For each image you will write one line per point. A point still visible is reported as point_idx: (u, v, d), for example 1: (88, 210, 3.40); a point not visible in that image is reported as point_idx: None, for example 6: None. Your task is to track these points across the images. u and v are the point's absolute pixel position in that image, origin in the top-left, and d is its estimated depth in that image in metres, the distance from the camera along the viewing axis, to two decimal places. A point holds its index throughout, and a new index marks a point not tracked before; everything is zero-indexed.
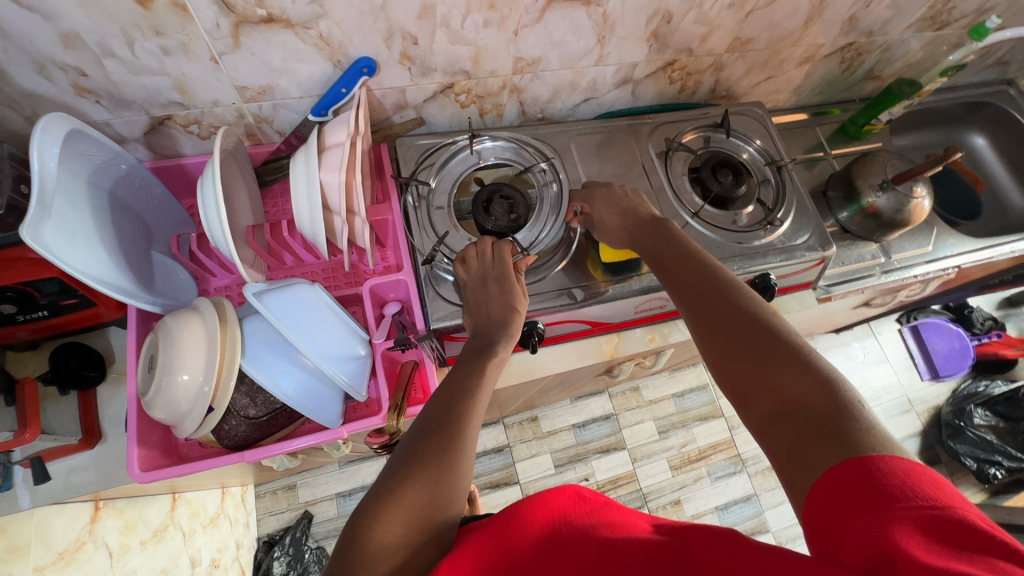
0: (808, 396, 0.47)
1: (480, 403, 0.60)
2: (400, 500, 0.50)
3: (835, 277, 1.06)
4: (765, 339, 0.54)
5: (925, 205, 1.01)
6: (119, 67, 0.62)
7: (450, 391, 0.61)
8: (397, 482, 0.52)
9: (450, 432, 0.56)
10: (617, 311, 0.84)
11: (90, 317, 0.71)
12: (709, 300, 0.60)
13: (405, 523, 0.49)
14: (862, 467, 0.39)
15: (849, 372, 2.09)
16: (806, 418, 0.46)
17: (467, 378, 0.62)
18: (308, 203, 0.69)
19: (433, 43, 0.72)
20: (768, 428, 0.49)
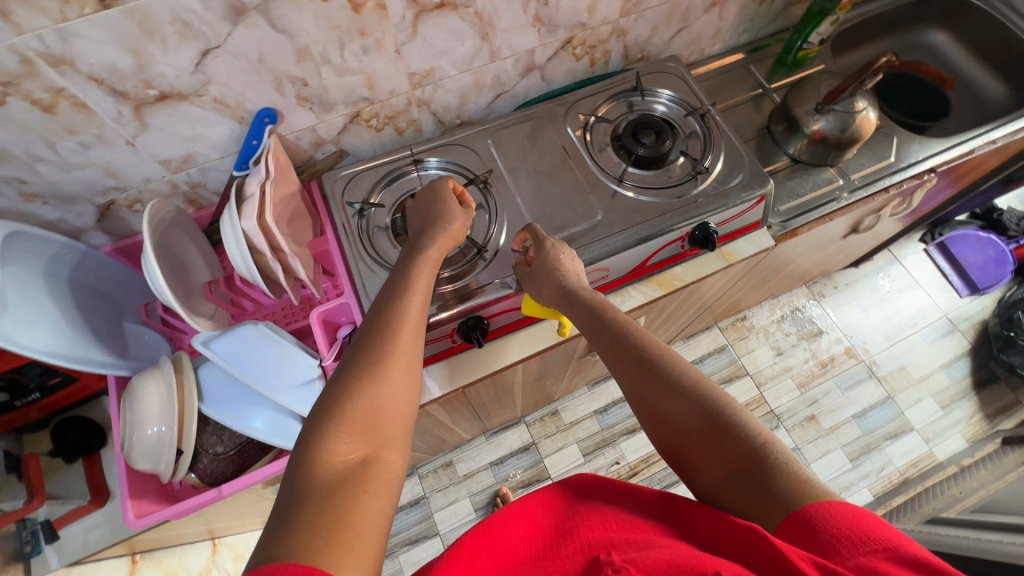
0: (734, 446, 0.54)
1: (409, 320, 0.60)
2: (345, 420, 0.50)
3: (791, 210, 1.01)
4: (686, 400, 0.59)
5: (870, 116, 0.98)
6: (51, 167, 0.71)
7: (374, 315, 0.60)
8: (339, 399, 0.51)
9: (379, 348, 0.56)
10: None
11: (81, 390, 0.79)
12: (628, 371, 0.65)
13: (354, 440, 0.48)
14: (800, 520, 0.46)
15: (876, 304, 1.98)
16: (735, 454, 0.53)
17: (393, 301, 0.62)
18: (238, 252, 0.75)
19: (323, 80, 0.78)
20: (710, 466, 0.55)
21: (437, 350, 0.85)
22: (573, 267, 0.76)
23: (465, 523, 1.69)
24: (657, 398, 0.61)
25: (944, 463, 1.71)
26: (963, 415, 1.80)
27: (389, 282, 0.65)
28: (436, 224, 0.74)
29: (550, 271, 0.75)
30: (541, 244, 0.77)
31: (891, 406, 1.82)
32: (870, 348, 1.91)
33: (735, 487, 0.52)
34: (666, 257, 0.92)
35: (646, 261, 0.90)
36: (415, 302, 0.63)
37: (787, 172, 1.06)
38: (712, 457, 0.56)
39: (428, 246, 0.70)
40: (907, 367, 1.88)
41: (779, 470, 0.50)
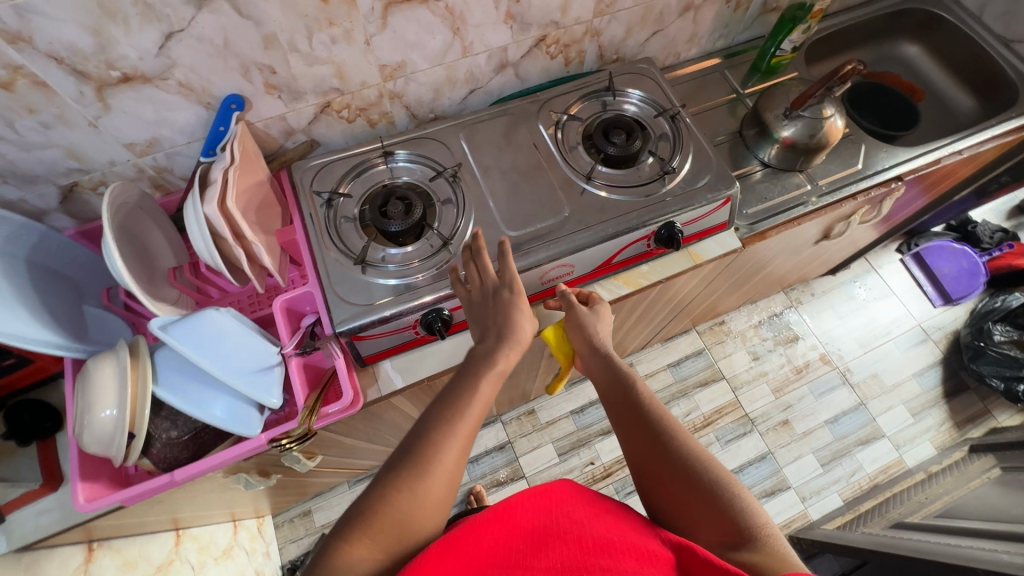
0: (728, 521, 0.56)
1: (463, 431, 0.62)
2: (371, 526, 0.54)
3: (759, 213, 1.03)
4: (688, 472, 0.61)
5: (838, 124, 1.00)
6: (10, 146, 0.70)
7: (431, 422, 0.62)
8: (370, 512, 0.55)
9: (428, 451, 0.59)
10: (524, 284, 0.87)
11: (36, 372, 0.79)
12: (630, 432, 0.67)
13: (376, 548, 0.53)
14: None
15: (852, 312, 2.00)
16: (728, 531, 0.56)
17: (453, 408, 0.63)
18: (199, 238, 0.75)
19: (291, 68, 0.78)
20: (702, 534, 0.58)
21: (398, 342, 0.85)
22: (523, 314, 0.73)
23: None
24: (657, 464, 0.64)
25: (913, 469, 1.74)
26: (933, 423, 1.82)
27: (455, 382, 0.67)
28: (504, 328, 0.72)
29: (505, 314, 0.72)
30: (505, 286, 0.74)
31: (863, 412, 1.84)
32: (844, 354, 1.94)
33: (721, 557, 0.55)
34: (632, 255, 0.93)
35: (612, 258, 0.91)
36: (475, 410, 0.65)
37: (757, 175, 1.07)
38: (704, 523, 0.58)
39: (501, 356, 0.70)
40: (880, 374, 1.90)
41: (757, 551, 0.53)
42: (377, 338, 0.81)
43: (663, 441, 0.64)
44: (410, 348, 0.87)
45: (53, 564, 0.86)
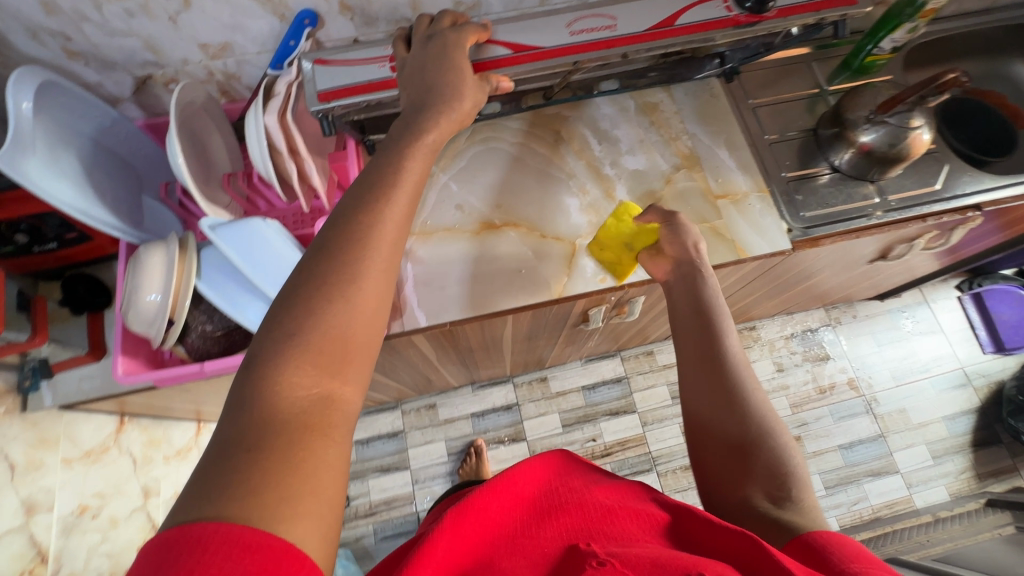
0: (777, 479, 0.60)
1: (385, 238, 0.54)
2: (309, 346, 0.48)
3: (818, 218, 0.97)
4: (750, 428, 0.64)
5: (925, 138, 0.94)
6: (95, 30, 0.73)
7: (347, 226, 0.53)
8: (303, 324, 0.48)
9: (360, 240, 0.53)
10: (551, 35, 0.74)
11: (93, 250, 0.84)
12: (699, 373, 0.71)
13: (317, 373, 0.47)
14: (813, 549, 0.50)
15: (893, 342, 1.92)
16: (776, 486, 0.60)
17: (371, 210, 0.55)
18: (256, 148, 0.77)
19: None
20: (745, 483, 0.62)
21: (367, 78, 0.73)
22: (463, 78, 0.65)
23: (435, 464, 1.76)
24: (725, 408, 0.67)
25: (920, 510, 1.69)
26: (953, 469, 1.76)
27: (372, 175, 0.57)
28: (437, 95, 0.63)
29: (438, 71, 0.65)
30: (447, 47, 0.66)
31: (880, 444, 1.79)
32: (874, 383, 1.87)
33: (762, 511, 0.59)
34: (707, 20, 0.75)
35: (675, 20, 0.75)
36: (404, 185, 0.57)
37: (823, 179, 1.02)
38: (752, 478, 0.62)
39: (430, 126, 0.61)
40: (907, 410, 1.83)
41: (797, 510, 0.57)
42: (343, 67, 0.74)
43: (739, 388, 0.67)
44: (376, 92, 0.72)
45: (88, 427, 0.94)
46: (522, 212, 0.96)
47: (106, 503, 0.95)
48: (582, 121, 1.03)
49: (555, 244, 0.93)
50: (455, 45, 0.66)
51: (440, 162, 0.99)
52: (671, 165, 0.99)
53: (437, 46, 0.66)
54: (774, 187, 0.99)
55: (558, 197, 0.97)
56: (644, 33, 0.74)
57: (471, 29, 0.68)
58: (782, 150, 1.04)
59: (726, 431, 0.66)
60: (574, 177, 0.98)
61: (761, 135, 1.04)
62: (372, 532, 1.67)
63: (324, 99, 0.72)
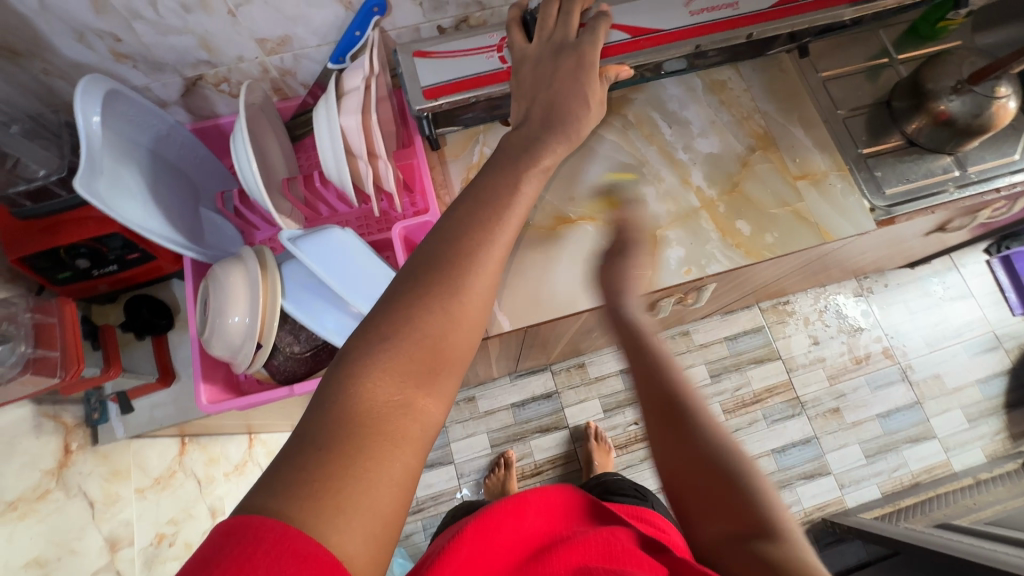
0: (748, 517, 0.52)
1: (495, 250, 0.50)
2: (400, 352, 0.44)
3: (897, 196, 0.94)
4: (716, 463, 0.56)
5: (1009, 108, 0.91)
6: (147, 28, 0.66)
7: (455, 232, 0.49)
8: (400, 326, 0.44)
9: (471, 248, 0.48)
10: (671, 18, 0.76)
11: (153, 270, 0.78)
12: (637, 393, 0.62)
13: (403, 381, 0.43)
14: None
15: (925, 310, 1.92)
16: (750, 542, 0.50)
17: (489, 221, 0.50)
18: (331, 152, 0.71)
19: None
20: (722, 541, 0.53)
21: (475, 72, 0.73)
22: (591, 89, 0.62)
23: (479, 456, 1.74)
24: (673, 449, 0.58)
25: (959, 473, 1.72)
26: (989, 431, 1.79)
27: (488, 182, 0.53)
28: (565, 111, 0.60)
29: (570, 80, 0.62)
30: (579, 51, 0.63)
31: (917, 411, 1.81)
32: (908, 351, 1.88)
33: (731, 554, 0.51)
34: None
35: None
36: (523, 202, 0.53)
37: (898, 154, 0.98)
38: (716, 520, 0.54)
39: (548, 144, 0.58)
40: (941, 375, 1.85)
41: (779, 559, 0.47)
42: (448, 58, 0.75)
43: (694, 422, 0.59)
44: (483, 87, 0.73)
45: (154, 452, 0.90)
46: (597, 204, 0.91)
47: (179, 529, 0.92)
48: (649, 103, 0.97)
49: (635, 237, 0.89)
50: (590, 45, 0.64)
51: None
52: (746, 146, 0.95)
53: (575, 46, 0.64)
54: (851, 164, 0.96)
55: (631, 187, 0.92)
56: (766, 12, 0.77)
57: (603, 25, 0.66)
58: (856, 125, 1.00)
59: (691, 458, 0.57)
60: (647, 164, 0.93)
61: (834, 110, 1.00)
62: (421, 528, 1.67)
63: (430, 96, 0.73)
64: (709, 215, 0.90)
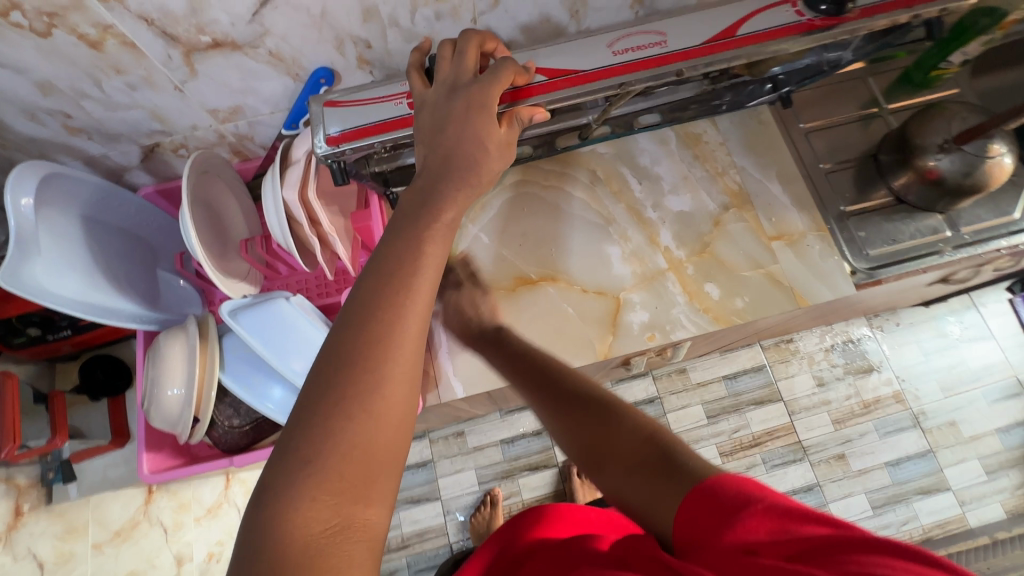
0: (643, 443, 0.53)
1: (408, 337, 0.44)
2: (325, 470, 0.39)
3: (881, 258, 0.89)
4: (600, 411, 0.59)
5: (1006, 163, 0.84)
6: (96, 105, 0.67)
7: (357, 329, 0.44)
8: (319, 443, 0.40)
9: (376, 336, 0.43)
10: (590, 56, 0.66)
11: (110, 332, 0.80)
12: (513, 370, 0.68)
13: (336, 500, 0.39)
14: (704, 495, 0.45)
15: (940, 351, 1.81)
16: (651, 461, 0.51)
17: (389, 300, 0.45)
18: (275, 221, 0.71)
19: (387, 43, 0.70)
20: (631, 478, 0.52)
21: (380, 118, 0.65)
22: (489, 133, 0.57)
23: (467, 493, 1.72)
24: (564, 414, 0.60)
25: (976, 531, 1.63)
26: (1009, 484, 1.68)
27: (382, 256, 0.48)
28: (458, 158, 0.55)
29: (463, 130, 0.56)
30: (474, 96, 0.56)
31: (930, 461, 1.70)
32: (921, 396, 1.77)
33: (640, 484, 0.51)
34: (774, 27, 0.66)
35: (736, 30, 0.66)
36: (426, 273, 0.48)
37: (884, 211, 0.93)
38: (613, 456, 0.55)
39: (446, 204, 0.52)
40: (958, 422, 1.74)
41: (679, 457, 0.50)
42: (356, 107, 0.66)
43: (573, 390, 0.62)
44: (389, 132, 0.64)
45: None
46: (560, 264, 0.89)
47: None
48: (620, 158, 0.95)
49: (597, 300, 0.86)
50: (488, 89, 0.57)
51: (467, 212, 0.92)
52: (719, 204, 0.91)
53: (473, 93, 0.57)
54: (832, 223, 0.91)
55: (596, 246, 0.89)
56: (698, 48, 0.65)
57: (508, 69, 0.59)
58: (840, 180, 0.96)
59: (575, 418, 0.59)
60: (614, 223, 0.90)
61: (816, 164, 0.95)
62: (406, 566, 1.65)
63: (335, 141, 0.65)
64: (677, 277, 0.87)
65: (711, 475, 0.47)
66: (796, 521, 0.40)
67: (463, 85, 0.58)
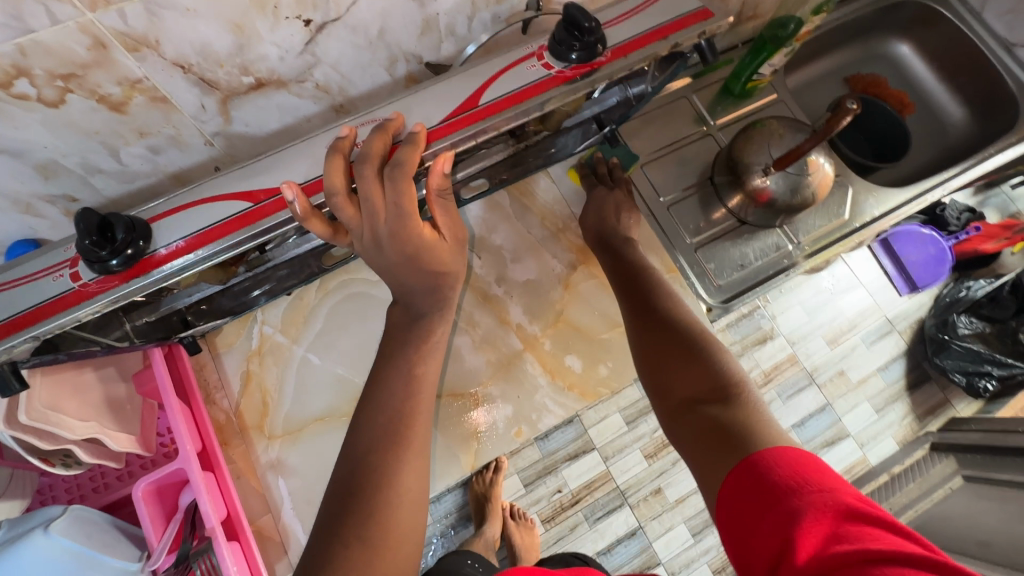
0: (714, 384, 0.54)
1: (412, 454, 0.53)
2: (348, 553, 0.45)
3: (732, 287, 0.88)
4: (687, 348, 0.60)
5: (825, 171, 0.84)
6: None
7: (365, 453, 0.52)
8: (341, 526, 0.47)
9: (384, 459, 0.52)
10: (311, 162, 0.51)
11: None
12: (626, 301, 0.72)
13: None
14: (751, 468, 0.42)
15: (820, 307, 1.54)
16: (712, 406, 0.51)
17: (391, 435, 0.54)
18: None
19: (100, 189, 0.55)
20: (683, 414, 0.54)
21: (43, 299, 0.47)
22: (432, 250, 0.57)
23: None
24: (655, 343, 0.64)
25: (877, 470, 1.45)
26: (896, 418, 1.49)
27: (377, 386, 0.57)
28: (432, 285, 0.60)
29: (413, 267, 0.57)
30: (401, 230, 0.52)
31: (829, 413, 1.48)
32: (812, 353, 1.51)
33: (692, 412, 0.53)
34: (521, 89, 0.54)
35: (478, 99, 0.54)
36: (420, 404, 0.57)
37: (728, 235, 0.91)
38: (681, 380, 0.57)
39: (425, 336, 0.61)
40: (846, 371, 1.51)
41: (738, 408, 0.50)
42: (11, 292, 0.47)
43: (671, 328, 0.64)
44: (59, 318, 0.46)
45: None
46: None
47: None
48: None
49: (454, 404, 0.77)
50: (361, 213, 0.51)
51: (287, 330, 0.79)
52: (566, 263, 0.85)
53: (346, 205, 0.50)
54: (680, 260, 0.88)
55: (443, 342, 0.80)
56: (440, 126, 0.53)
57: (406, 151, 0.49)
58: (682, 210, 0.92)
59: (658, 343, 0.63)
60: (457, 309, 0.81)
61: (655, 200, 0.92)
62: None
63: None
64: (535, 356, 0.80)
65: (773, 450, 0.43)
66: (852, 522, 0.36)
67: (381, 221, 0.51)
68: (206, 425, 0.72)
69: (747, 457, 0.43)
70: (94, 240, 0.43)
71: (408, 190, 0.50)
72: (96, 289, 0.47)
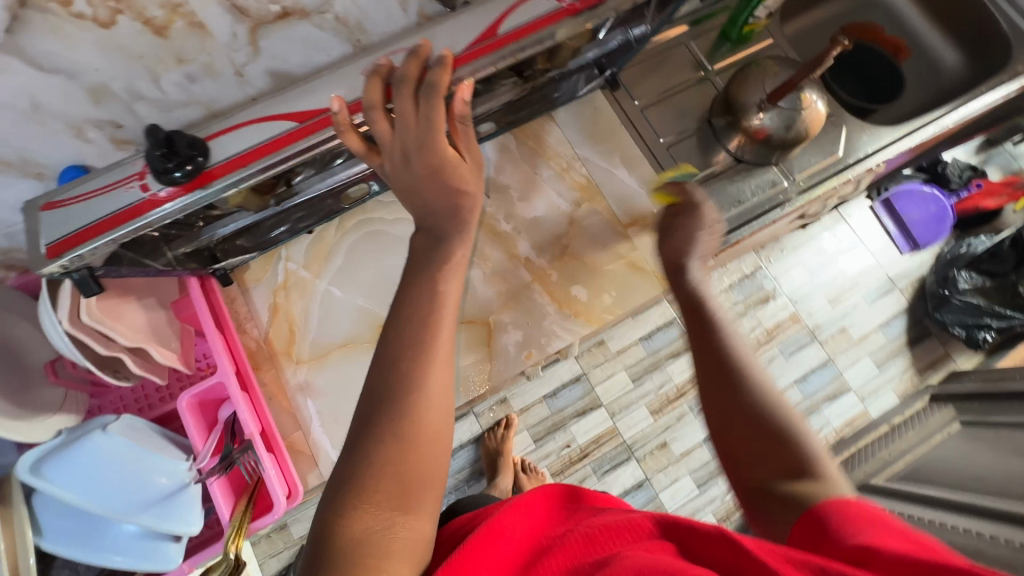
0: (790, 460, 0.49)
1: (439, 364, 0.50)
2: (379, 479, 0.45)
3: (730, 222, 0.91)
4: (758, 402, 0.53)
5: (818, 109, 0.88)
6: None
7: (393, 367, 0.49)
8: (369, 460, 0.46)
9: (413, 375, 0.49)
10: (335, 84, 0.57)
11: None
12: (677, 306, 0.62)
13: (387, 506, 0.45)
14: (826, 530, 0.42)
15: (822, 266, 1.55)
16: (795, 486, 0.47)
17: (417, 343, 0.50)
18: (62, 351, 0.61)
19: (142, 118, 0.60)
20: (758, 491, 0.50)
21: (114, 208, 0.53)
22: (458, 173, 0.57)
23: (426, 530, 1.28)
24: (713, 390, 0.55)
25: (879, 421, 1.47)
26: (897, 372, 1.51)
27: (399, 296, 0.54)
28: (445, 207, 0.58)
29: (435, 183, 0.57)
30: (427, 150, 0.55)
31: (831, 369, 1.50)
32: (815, 313, 1.53)
33: (773, 494, 0.48)
34: (535, 19, 0.59)
35: (498, 28, 0.59)
36: (446, 312, 0.53)
37: (726, 173, 0.95)
38: (753, 453, 0.51)
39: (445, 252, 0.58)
40: (848, 328, 1.52)
41: (826, 493, 0.46)
42: (81, 204, 0.53)
43: (732, 369, 0.56)
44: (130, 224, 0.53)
45: None
46: None
47: None
48: None
49: (467, 330, 0.83)
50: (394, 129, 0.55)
51: (310, 266, 0.84)
52: (570, 201, 0.90)
53: (381, 120, 0.55)
54: None
55: None
56: (464, 54, 0.58)
57: (437, 73, 0.54)
58: (682, 151, 0.96)
59: (722, 394, 0.54)
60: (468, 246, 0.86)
61: (656, 141, 0.95)
62: None
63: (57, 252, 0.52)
64: (542, 287, 0.86)
65: (848, 515, 0.43)
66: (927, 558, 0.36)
67: (413, 140, 0.55)
68: (239, 350, 0.78)
69: (820, 522, 0.43)
70: (161, 151, 0.51)
71: (440, 111, 0.54)
72: (165, 200, 0.54)
